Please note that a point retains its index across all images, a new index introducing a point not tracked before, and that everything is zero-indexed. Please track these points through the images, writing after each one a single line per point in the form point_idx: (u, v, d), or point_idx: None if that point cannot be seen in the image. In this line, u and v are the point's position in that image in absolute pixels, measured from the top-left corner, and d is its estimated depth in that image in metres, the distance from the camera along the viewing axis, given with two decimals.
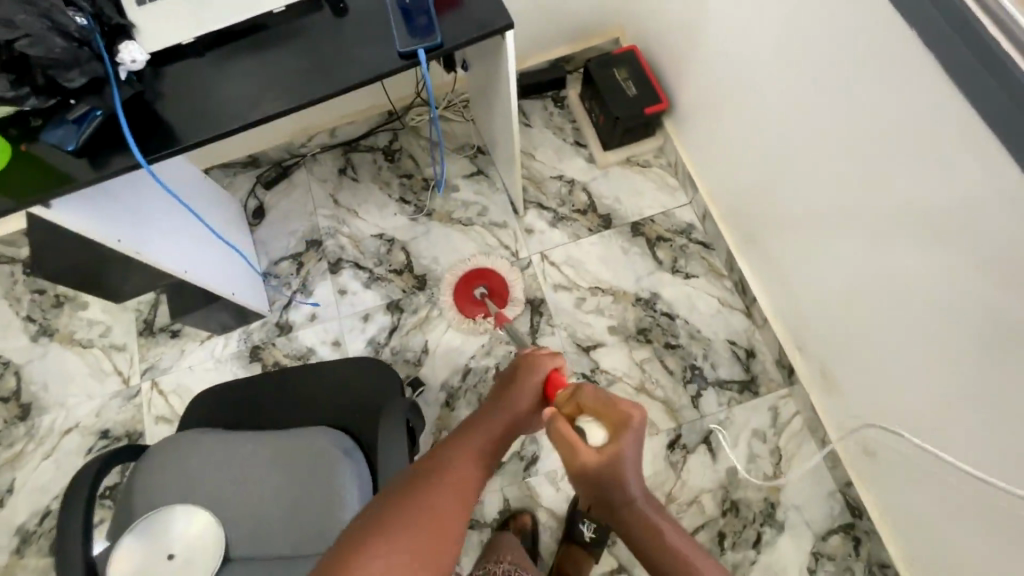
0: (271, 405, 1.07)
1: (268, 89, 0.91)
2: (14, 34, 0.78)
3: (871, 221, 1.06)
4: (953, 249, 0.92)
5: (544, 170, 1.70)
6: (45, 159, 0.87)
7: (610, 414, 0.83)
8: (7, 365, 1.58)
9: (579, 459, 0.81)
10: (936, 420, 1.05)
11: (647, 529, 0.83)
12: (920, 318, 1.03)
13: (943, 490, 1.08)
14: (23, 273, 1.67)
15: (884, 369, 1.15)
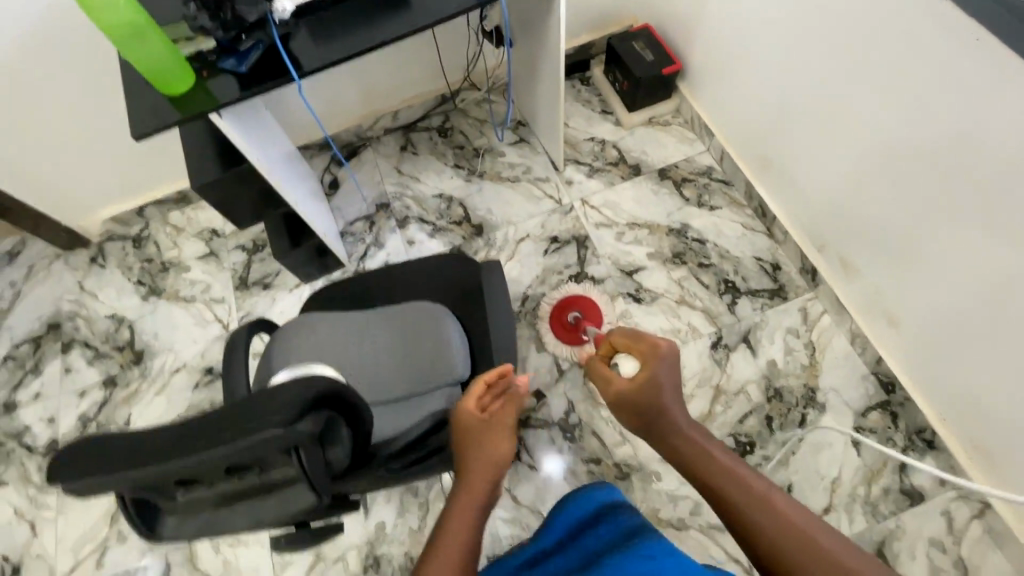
0: (379, 292, 1.27)
1: (385, 25, 1.19)
2: None
3: (884, 129, 1.27)
4: (953, 141, 1.14)
5: (578, 134, 1.97)
6: (217, 81, 1.13)
7: (640, 347, 1.02)
8: (122, 320, 1.81)
9: (615, 388, 1.00)
10: (954, 288, 1.24)
11: (697, 452, 0.88)
12: (931, 212, 1.24)
13: (966, 338, 1.25)
14: (133, 245, 1.92)
15: (897, 240, 1.34)
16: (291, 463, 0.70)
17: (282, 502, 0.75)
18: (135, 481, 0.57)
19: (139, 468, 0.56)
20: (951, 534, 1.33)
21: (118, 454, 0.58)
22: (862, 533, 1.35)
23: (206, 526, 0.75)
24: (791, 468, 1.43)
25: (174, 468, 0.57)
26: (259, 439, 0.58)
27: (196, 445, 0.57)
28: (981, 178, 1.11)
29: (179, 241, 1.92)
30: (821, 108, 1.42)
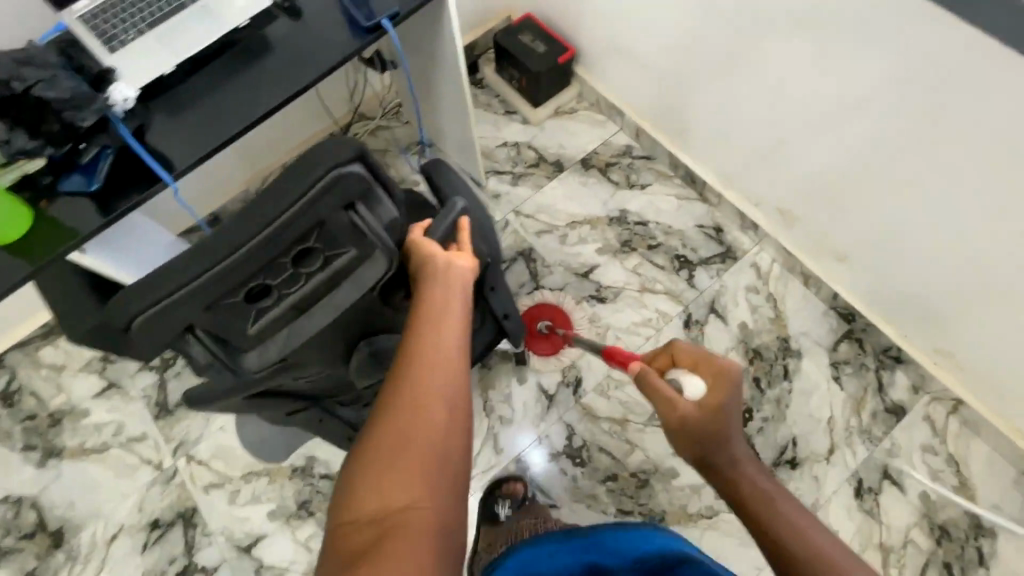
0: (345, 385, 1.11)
1: (260, 91, 1.00)
2: (30, 83, 0.86)
3: (811, 83, 1.28)
4: (887, 90, 1.16)
5: (489, 142, 1.85)
6: (63, 209, 0.91)
7: (715, 370, 0.87)
8: (20, 502, 1.47)
9: (675, 412, 0.86)
10: (906, 225, 1.30)
11: (759, 499, 0.77)
12: (874, 161, 1.27)
13: (921, 264, 1.32)
14: (3, 406, 1.55)
15: (816, 180, 1.42)
16: (354, 227, 0.73)
17: (357, 281, 0.79)
18: (219, 277, 0.64)
19: (220, 258, 0.63)
20: (937, 436, 1.44)
21: (187, 266, 0.63)
22: (867, 461, 1.43)
23: (292, 334, 0.78)
24: (790, 421, 1.47)
25: (249, 246, 0.64)
26: (314, 189, 0.65)
27: (262, 218, 0.64)
28: (922, 125, 1.15)
29: (64, 382, 1.58)
30: (739, 72, 1.40)
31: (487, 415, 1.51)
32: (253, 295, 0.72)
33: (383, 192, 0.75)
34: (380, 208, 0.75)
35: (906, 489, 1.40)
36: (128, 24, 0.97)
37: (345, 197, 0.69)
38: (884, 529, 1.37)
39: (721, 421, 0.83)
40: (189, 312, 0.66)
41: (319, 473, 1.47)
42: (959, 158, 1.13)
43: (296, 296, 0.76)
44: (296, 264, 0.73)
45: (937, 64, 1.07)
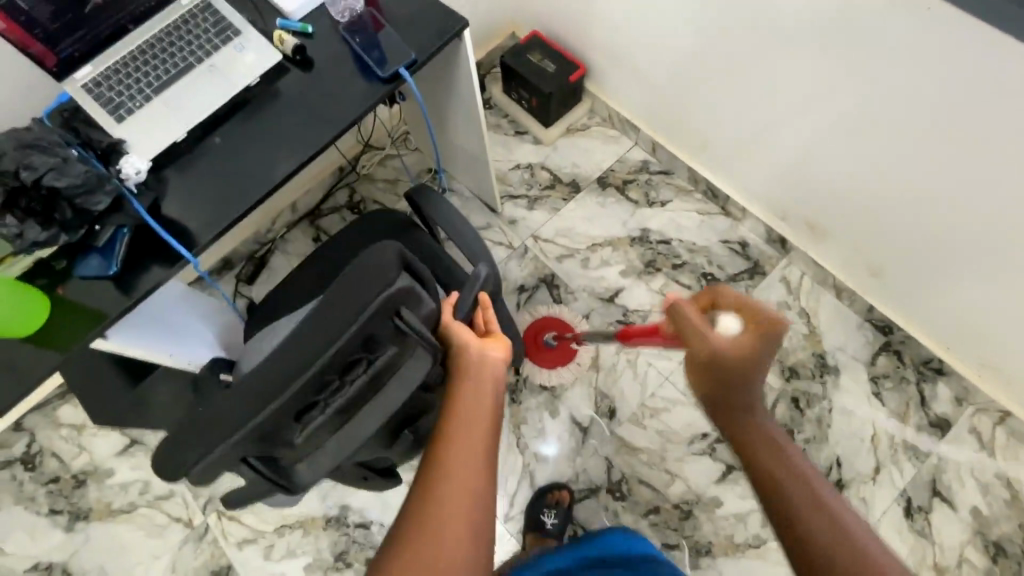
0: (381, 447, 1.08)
1: (277, 152, 0.95)
2: (38, 171, 0.81)
3: (842, 100, 1.23)
4: (925, 108, 1.11)
5: (502, 165, 1.80)
6: (81, 296, 0.86)
7: (756, 313, 0.80)
8: (51, 568, 1.44)
9: (706, 342, 0.80)
10: (946, 240, 1.26)
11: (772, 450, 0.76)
12: (909, 177, 1.23)
13: (964, 279, 1.28)
14: (25, 470, 1.51)
15: (844, 194, 1.37)
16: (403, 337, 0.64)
17: (404, 382, 0.66)
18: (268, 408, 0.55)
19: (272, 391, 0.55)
20: (985, 449, 1.40)
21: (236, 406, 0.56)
22: (914, 479, 1.39)
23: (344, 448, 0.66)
24: (832, 441, 1.43)
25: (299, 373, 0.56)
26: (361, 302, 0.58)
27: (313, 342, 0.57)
28: (964, 142, 1.10)
29: (85, 442, 1.54)
30: (762, 88, 1.35)
31: (520, 451, 1.47)
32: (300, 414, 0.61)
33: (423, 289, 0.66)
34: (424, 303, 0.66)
35: (957, 506, 1.37)
36: (134, 91, 0.94)
37: (392, 304, 0.60)
38: (937, 548, 1.34)
39: (751, 364, 0.78)
40: (239, 447, 0.57)
41: (354, 522, 1.43)
42: (1006, 177, 1.08)
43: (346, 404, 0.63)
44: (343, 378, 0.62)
45: (979, 76, 1.01)
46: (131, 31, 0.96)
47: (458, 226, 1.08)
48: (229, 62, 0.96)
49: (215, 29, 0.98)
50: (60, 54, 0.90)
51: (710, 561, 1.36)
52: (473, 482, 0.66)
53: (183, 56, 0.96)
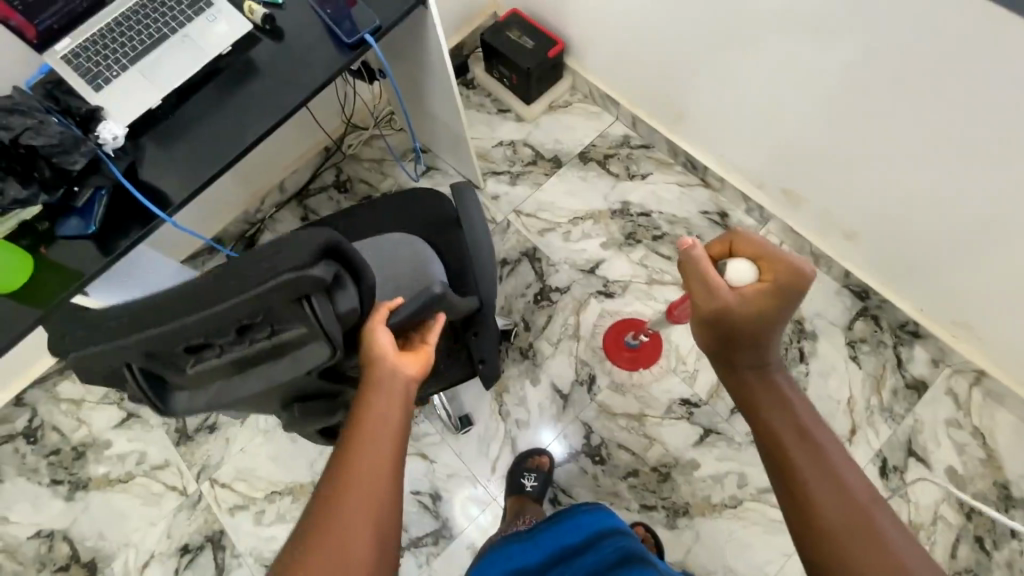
0: None
1: (248, 118, 0.98)
2: (18, 133, 0.87)
3: (809, 63, 1.24)
4: (889, 67, 1.13)
5: (484, 143, 1.83)
6: (63, 254, 0.90)
7: (775, 267, 0.74)
8: (52, 535, 1.50)
9: (724, 299, 0.75)
10: (916, 201, 1.27)
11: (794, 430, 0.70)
12: (879, 138, 1.24)
13: (934, 239, 1.29)
14: (27, 443, 1.57)
15: (820, 158, 1.38)
16: (303, 318, 0.62)
17: (299, 363, 0.67)
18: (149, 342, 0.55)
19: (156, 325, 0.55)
20: (961, 410, 1.42)
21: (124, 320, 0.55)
22: (890, 440, 1.41)
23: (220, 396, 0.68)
24: None
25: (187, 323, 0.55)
26: (268, 282, 0.56)
27: (210, 298, 0.56)
28: (928, 99, 1.12)
29: (84, 416, 1.60)
30: (734, 55, 1.37)
31: (502, 418, 1.51)
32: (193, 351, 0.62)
33: (349, 281, 0.65)
34: (343, 297, 0.65)
35: (932, 465, 1.38)
36: (111, 61, 0.97)
37: (302, 290, 0.58)
38: (913, 507, 1.35)
39: (763, 318, 0.74)
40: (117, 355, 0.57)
41: None
42: (969, 130, 1.10)
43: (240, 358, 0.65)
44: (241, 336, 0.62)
45: (948, 30, 1.02)
46: (108, 5, 1.00)
47: (475, 225, 1.10)
48: (202, 32, 1.00)
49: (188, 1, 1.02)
50: (39, 26, 0.95)
51: (687, 522, 1.38)
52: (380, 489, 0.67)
53: (157, 28, 1.00)
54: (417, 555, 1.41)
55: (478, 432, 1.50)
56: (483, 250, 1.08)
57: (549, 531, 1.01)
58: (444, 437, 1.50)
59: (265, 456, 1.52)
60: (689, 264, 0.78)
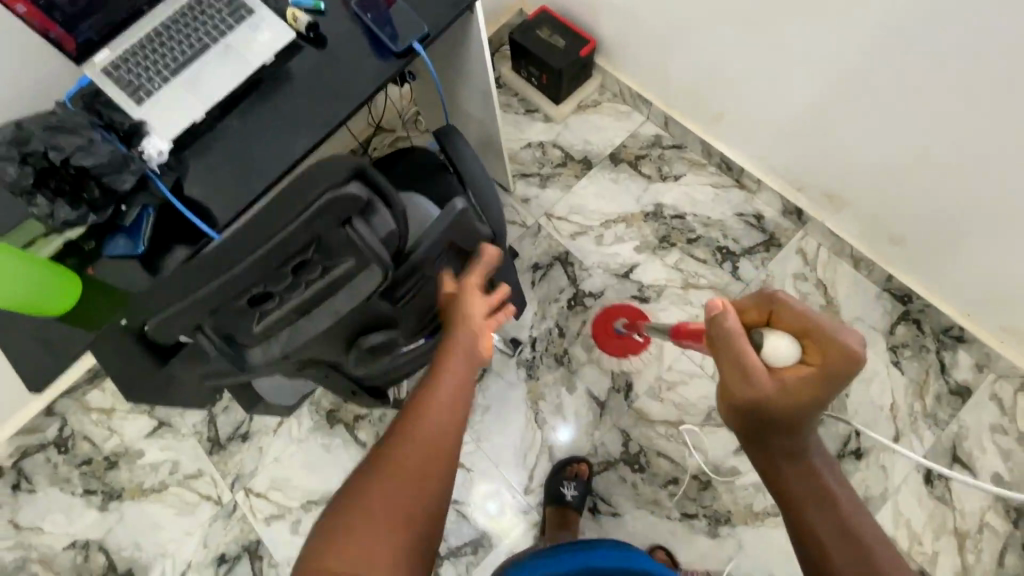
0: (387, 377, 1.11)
1: (294, 130, 0.95)
2: (66, 152, 0.84)
3: (869, 69, 1.19)
4: (959, 77, 1.08)
5: (513, 144, 1.80)
6: (111, 276, 0.89)
7: (823, 350, 0.69)
8: (87, 545, 1.49)
9: (762, 392, 0.70)
10: (971, 213, 1.24)
11: (817, 492, 0.70)
12: (939, 149, 1.20)
13: (987, 249, 1.26)
14: (60, 454, 1.56)
15: (874, 167, 1.34)
16: (350, 242, 0.63)
17: (355, 289, 0.69)
18: (220, 290, 0.57)
19: (219, 274, 0.57)
20: (1006, 415, 1.40)
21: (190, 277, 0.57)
22: (935, 447, 1.39)
23: (293, 337, 0.70)
24: (852, 411, 1.43)
25: (250, 262, 0.57)
26: (312, 208, 0.57)
27: (261, 234, 0.57)
28: (998, 111, 1.08)
29: (115, 425, 1.58)
30: (782, 59, 1.32)
31: (539, 426, 1.49)
32: (256, 301, 0.64)
33: (382, 204, 0.65)
34: (379, 219, 0.65)
35: (978, 473, 1.36)
36: (153, 73, 0.94)
37: (342, 212, 0.59)
38: (959, 515, 1.34)
39: (810, 409, 0.69)
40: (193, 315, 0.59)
41: None
42: None
43: (300, 300, 0.66)
44: (296, 274, 0.64)
45: (982, 37, 1.02)
46: (147, 14, 0.97)
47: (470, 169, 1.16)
48: (245, 42, 0.97)
49: (230, 9, 0.98)
50: (79, 37, 0.91)
51: (729, 530, 1.37)
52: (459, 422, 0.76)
53: (199, 37, 0.97)
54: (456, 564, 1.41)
55: (514, 440, 1.49)
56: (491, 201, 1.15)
57: (572, 553, 0.83)
58: (480, 445, 1.49)
59: (299, 465, 1.51)
60: (725, 351, 0.73)
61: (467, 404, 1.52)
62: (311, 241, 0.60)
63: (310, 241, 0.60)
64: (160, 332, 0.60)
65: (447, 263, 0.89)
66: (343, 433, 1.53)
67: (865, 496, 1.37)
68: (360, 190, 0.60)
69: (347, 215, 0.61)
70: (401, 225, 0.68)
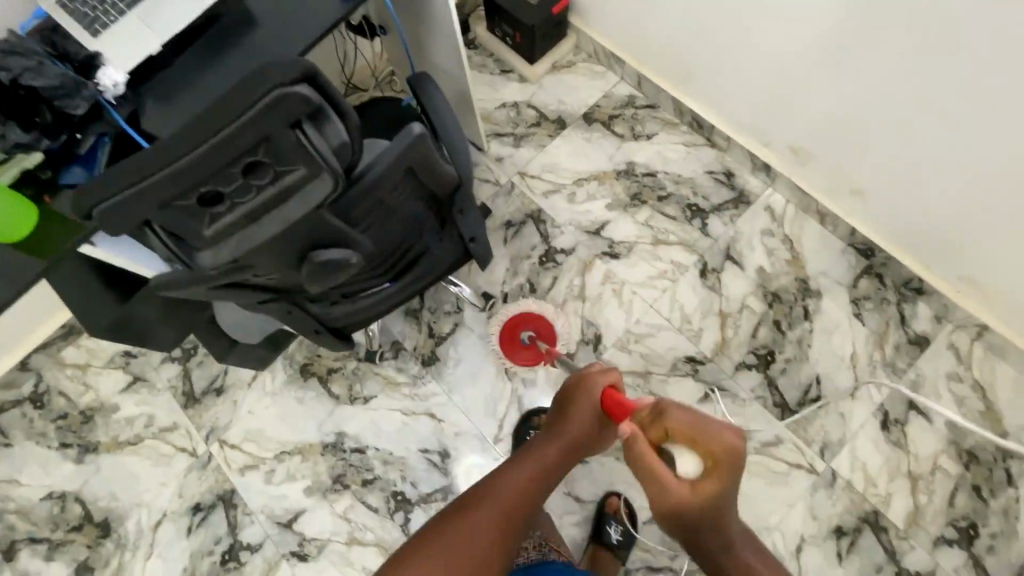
0: (355, 316, 1.10)
1: (251, 65, 0.96)
2: (20, 75, 0.85)
3: (829, 22, 1.21)
4: (913, 28, 1.11)
5: (487, 104, 1.80)
6: (66, 205, 0.89)
7: (708, 443, 0.82)
8: (64, 496, 1.51)
9: (672, 495, 0.83)
10: (925, 166, 1.27)
11: (722, 543, 0.88)
12: (895, 102, 1.23)
13: (941, 201, 1.30)
14: (35, 408, 1.57)
15: (856, 125, 1.32)
16: (297, 148, 0.63)
17: (305, 199, 0.66)
18: (166, 180, 0.58)
19: (163, 164, 0.58)
20: (962, 364, 1.44)
21: (136, 166, 0.58)
22: (892, 394, 1.43)
23: (242, 245, 0.69)
24: (813, 360, 1.47)
25: (196, 153, 0.57)
26: (258, 104, 0.57)
27: (208, 127, 0.58)
28: (949, 60, 1.10)
29: (91, 381, 1.59)
30: (747, 12, 1.33)
31: (509, 377, 1.52)
32: (206, 202, 0.64)
33: (333, 113, 0.65)
34: (332, 129, 0.65)
35: (933, 418, 1.41)
36: (108, 5, 0.94)
37: (289, 114, 0.60)
38: (912, 458, 1.38)
39: (715, 509, 0.83)
40: (145, 203, 0.60)
41: (350, 447, 1.49)
42: (983, 96, 1.10)
43: (250, 207, 0.66)
44: (247, 178, 0.64)
45: None
46: None
47: (438, 109, 1.07)
48: None
49: None
50: None
51: None
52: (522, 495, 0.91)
53: None
54: (427, 510, 1.44)
55: (484, 391, 1.51)
56: (454, 137, 1.06)
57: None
58: (451, 396, 1.52)
59: (273, 417, 1.53)
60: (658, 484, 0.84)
61: (439, 357, 1.55)
62: (260, 142, 0.61)
63: (258, 141, 0.60)
64: (105, 221, 0.60)
65: (406, 194, 0.88)
66: (317, 386, 1.55)
67: (824, 441, 1.41)
68: (311, 91, 0.59)
69: (297, 117, 0.61)
70: (356, 139, 0.68)
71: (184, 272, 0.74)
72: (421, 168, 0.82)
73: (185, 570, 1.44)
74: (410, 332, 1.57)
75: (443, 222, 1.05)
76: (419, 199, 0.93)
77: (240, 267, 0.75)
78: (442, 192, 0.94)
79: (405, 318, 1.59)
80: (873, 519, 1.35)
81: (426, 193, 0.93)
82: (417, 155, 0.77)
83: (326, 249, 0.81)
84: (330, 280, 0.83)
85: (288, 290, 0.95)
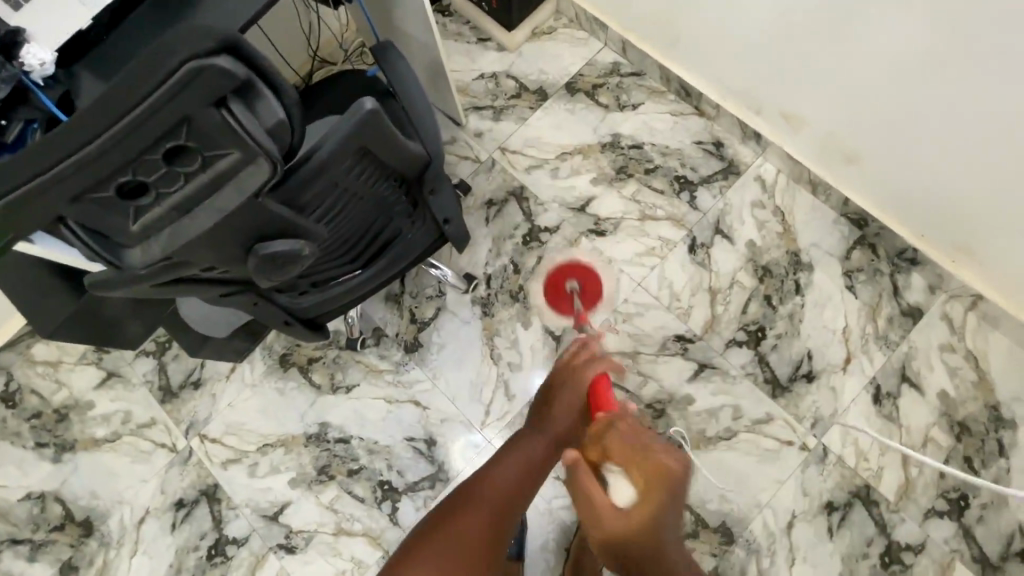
0: (323, 305, 1.04)
1: None
2: None
3: None
4: None
5: (464, 76, 1.71)
6: None
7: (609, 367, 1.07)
8: (43, 497, 1.48)
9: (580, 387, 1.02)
10: (911, 131, 1.22)
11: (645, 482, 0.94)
12: (885, 63, 1.16)
13: (928, 167, 1.25)
14: (7, 408, 1.52)
15: (846, 87, 1.26)
16: (225, 129, 0.58)
17: (241, 186, 0.64)
18: (74, 172, 0.53)
19: (64, 155, 0.52)
20: (955, 334, 1.41)
21: (32, 156, 0.53)
22: (883, 367, 1.41)
23: (174, 238, 0.65)
24: (804, 335, 1.44)
25: (106, 139, 0.52)
26: (172, 79, 0.52)
27: (114, 108, 0.52)
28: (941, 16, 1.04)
29: (63, 377, 1.54)
30: None
31: (494, 361, 1.48)
32: (127, 193, 0.60)
33: (264, 87, 0.59)
34: (263, 106, 0.60)
35: (925, 390, 1.39)
36: None
37: (211, 91, 0.54)
38: (903, 430, 1.37)
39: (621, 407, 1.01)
40: (48, 199, 0.55)
41: (334, 437, 1.46)
42: (975, 55, 1.04)
43: (179, 198, 0.62)
44: (171, 167, 0.59)
45: None
46: None
47: (407, 83, 0.98)
48: None
49: None
50: None
51: None
52: (501, 508, 0.91)
53: None
54: (414, 499, 1.42)
55: (468, 376, 1.48)
56: (426, 114, 0.98)
57: None
58: (435, 382, 1.48)
59: (254, 410, 1.49)
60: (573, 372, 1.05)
61: (422, 343, 1.51)
62: (181, 123, 0.56)
63: (179, 121, 0.56)
64: (8, 219, 0.55)
65: (367, 177, 0.82)
66: (298, 376, 1.50)
67: (815, 417, 1.39)
68: (232, 64, 0.54)
69: (221, 95, 0.56)
70: (296, 118, 0.64)
71: (117, 269, 0.69)
72: (378, 149, 0.76)
73: (171, 566, 1.42)
74: (391, 318, 1.53)
75: (415, 204, 0.98)
76: (384, 182, 0.87)
77: (180, 263, 0.70)
78: (409, 172, 0.88)
79: (386, 304, 1.53)
80: (864, 493, 1.34)
81: (387, 176, 0.86)
82: (370, 132, 0.72)
83: (273, 241, 0.75)
84: (283, 273, 0.78)
85: (247, 283, 0.89)
